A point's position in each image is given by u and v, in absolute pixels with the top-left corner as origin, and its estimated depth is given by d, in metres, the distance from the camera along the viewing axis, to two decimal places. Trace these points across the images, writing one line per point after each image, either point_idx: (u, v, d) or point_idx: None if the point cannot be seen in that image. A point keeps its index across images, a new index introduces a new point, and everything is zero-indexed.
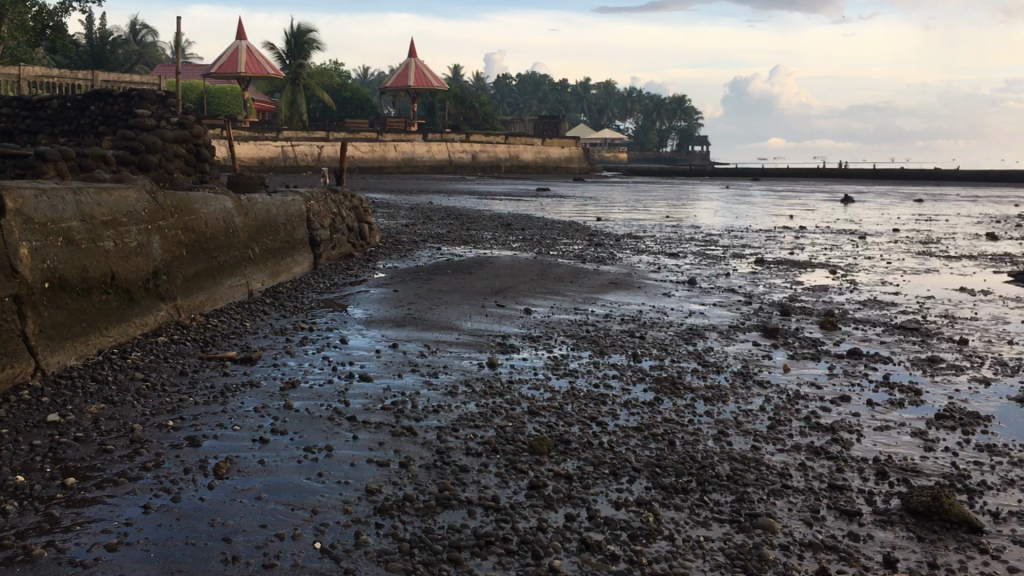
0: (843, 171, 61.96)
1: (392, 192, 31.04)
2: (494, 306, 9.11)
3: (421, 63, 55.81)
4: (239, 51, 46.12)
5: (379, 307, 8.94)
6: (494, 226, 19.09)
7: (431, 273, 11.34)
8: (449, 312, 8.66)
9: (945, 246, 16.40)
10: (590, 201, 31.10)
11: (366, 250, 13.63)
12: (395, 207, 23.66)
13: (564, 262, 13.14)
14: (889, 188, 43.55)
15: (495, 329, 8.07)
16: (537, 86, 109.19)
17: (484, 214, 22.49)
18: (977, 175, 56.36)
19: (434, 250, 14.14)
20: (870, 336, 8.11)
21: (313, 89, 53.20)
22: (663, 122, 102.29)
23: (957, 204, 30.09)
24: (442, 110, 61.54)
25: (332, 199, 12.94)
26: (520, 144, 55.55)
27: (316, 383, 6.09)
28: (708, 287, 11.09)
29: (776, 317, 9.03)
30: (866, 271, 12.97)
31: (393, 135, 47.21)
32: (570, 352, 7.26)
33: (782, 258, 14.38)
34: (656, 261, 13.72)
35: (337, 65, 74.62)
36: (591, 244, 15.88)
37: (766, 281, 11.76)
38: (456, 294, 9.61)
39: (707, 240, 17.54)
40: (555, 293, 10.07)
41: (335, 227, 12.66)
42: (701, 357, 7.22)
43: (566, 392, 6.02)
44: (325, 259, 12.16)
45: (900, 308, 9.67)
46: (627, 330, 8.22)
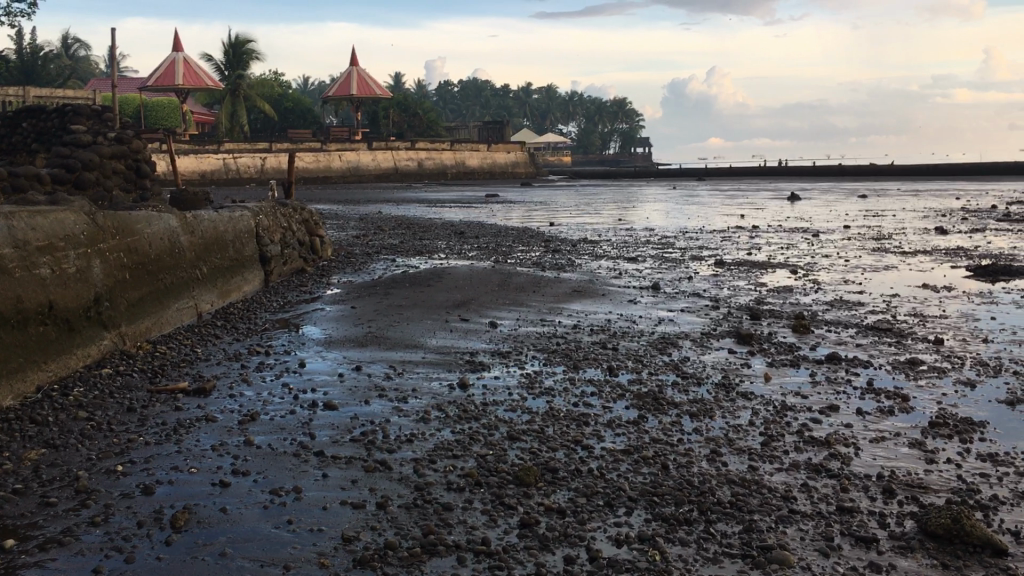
0: (786, 168, 62.74)
1: (339, 203, 30.44)
2: (458, 320, 8.75)
3: (363, 71, 55.14)
4: (175, 62, 45.02)
5: (338, 326, 8.52)
6: (447, 235, 18.70)
7: (388, 287, 10.93)
8: (413, 329, 8.28)
9: (899, 242, 16.46)
10: (541, 206, 30.87)
11: (318, 264, 13.17)
12: (344, 217, 23.14)
13: (523, 270, 12.82)
14: (832, 184, 44.08)
15: (461, 345, 7.71)
16: (481, 91, 108.95)
17: (435, 223, 22.09)
18: (916, 169, 57.45)
19: (388, 262, 13.73)
20: (846, 339, 7.93)
21: (253, 100, 52.21)
22: (607, 125, 102.80)
23: (902, 198, 30.49)
24: (386, 118, 60.90)
25: (281, 213, 12.46)
26: (466, 150, 55.19)
27: (277, 415, 5.67)
28: (673, 292, 10.86)
29: (747, 322, 8.81)
30: (827, 269, 12.88)
31: (337, 144, 46.51)
32: (543, 368, 6.93)
33: (742, 259, 14.24)
34: (616, 266, 13.48)
35: (277, 74, 73.52)
36: (548, 250, 15.61)
37: (730, 283, 11.57)
38: (418, 309, 9.23)
39: (664, 242, 17.38)
40: (519, 304, 9.75)
41: (285, 242, 12.19)
42: (679, 368, 6.95)
43: (545, 413, 5.69)
44: (276, 275, 11.68)
45: (869, 308, 9.54)
46: (598, 342, 7.92)
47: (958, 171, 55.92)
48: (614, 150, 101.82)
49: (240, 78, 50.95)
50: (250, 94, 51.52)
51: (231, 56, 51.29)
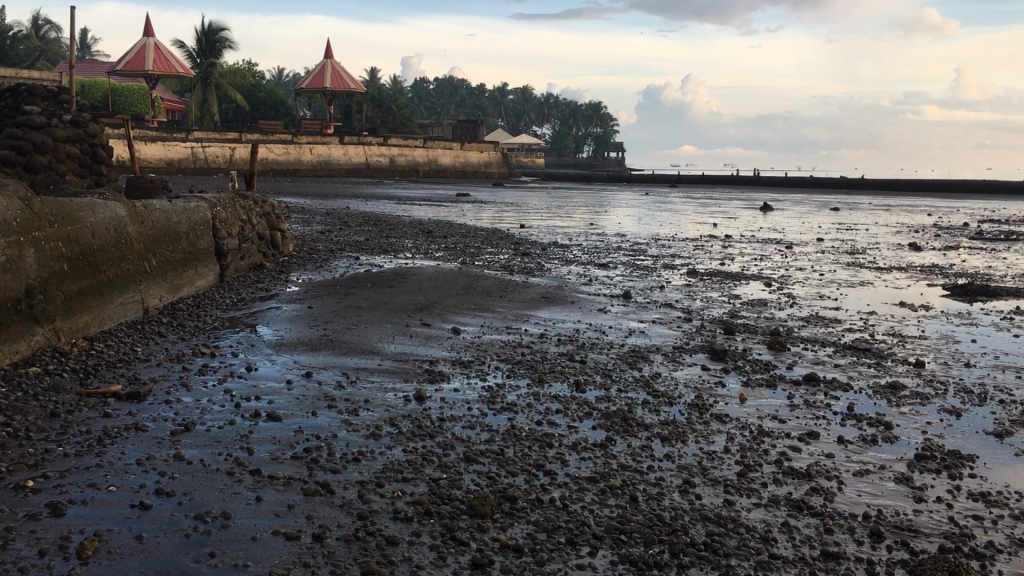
0: (759, 178, 62.95)
1: (307, 196, 29.87)
2: (419, 325, 8.32)
3: (338, 64, 54.43)
4: (147, 47, 44.02)
5: (291, 327, 8.05)
6: (414, 234, 18.24)
7: (349, 286, 10.45)
8: (371, 333, 7.83)
9: (872, 257, 16.26)
10: (512, 207, 30.49)
11: (278, 260, 12.66)
12: (310, 212, 22.62)
13: (490, 273, 12.41)
14: (805, 196, 44.18)
15: (421, 352, 7.28)
16: (456, 90, 108.42)
17: (404, 221, 21.61)
18: (886, 185, 57.92)
19: (351, 260, 13.25)
20: (823, 359, 7.62)
21: (225, 89, 51.32)
22: (581, 129, 102.73)
23: (873, 213, 30.50)
24: (359, 113, 60.22)
25: (241, 205, 11.93)
26: (439, 148, 54.67)
27: (214, 425, 5.21)
28: (644, 302, 10.51)
29: (721, 337, 8.47)
30: (800, 283, 12.61)
31: (308, 137, 45.83)
32: (507, 380, 6.52)
33: (715, 269, 13.94)
34: (586, 272, 13.11)
35: (250, 64, 72.52)
36: (517, 253, 15.22)
37: (703, 295, 11.24)
38: (378, 312, 8.78)
39: (636, 249, 17.07)
40: (484, 309, 9.34)
41: (244, 236, 11.67)
42: (650, 385, 6.58)
43: (505, 432, 5.29)
44: (233, 270, 11.16)
45: (845, 326, 9.26)
46: (565, 353, 7.53)
47: (927, 187, 56.44)
48: (587, 154, 101.77)
49: (212, 66, 50.02)
50: (221, 83, 50.63)
51: (203, 44, 50.31)
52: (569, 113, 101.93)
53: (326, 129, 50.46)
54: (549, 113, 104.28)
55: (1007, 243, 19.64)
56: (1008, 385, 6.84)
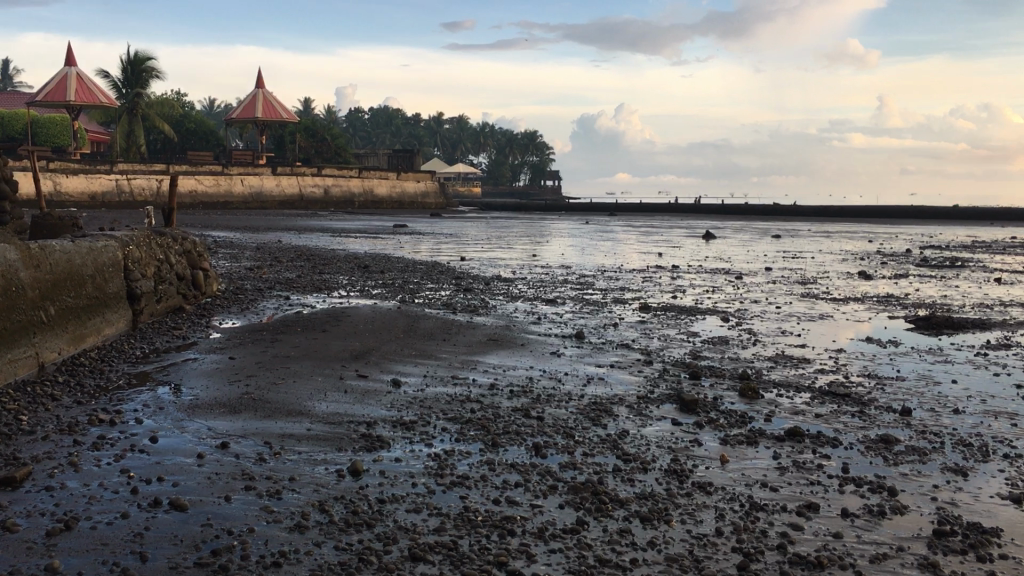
0: (697, 205, 63.25)
1: (237, 230, 28.59)
2: (354, 378, 7.44)
3: (270, 94, 53.22)
4: (69, 77, 42.26)
5: (208, 384, 7.08)
6: (350, 269, 17.27)
7: (278, 332, 9.49)
8: (299, 390, 6.90)
9: (824, 287, 15.88)
10: (450, 239, 29.70)
11: (200, 302, 11.61)
12: (239, 246, 21.47)
13: (431, 313, 11.60)
14: (742, 224, 44.34)
15: (357, 412, 6.38)
16: (391, 120, 107.69)
17: (339, 255, 20.61)
18: (819, 211, 58.63)
19: (281, 300, 12.26)
20: (802, 408, 6.95)
21: (152, 120, 49.65)
22: (517, 157, 102.73)
23: (813, 240, 30.55)
24: (293, 143, 58.99)
25: (157, 243, 10.88)
26: (375, 179, 53.77)
27: (101, 520, 4.25)
28: (599, 343, 9.77)
29: (686, 384, 7.75)
30: (758, 318, 12.06)
31: (239, 168, 44.40)
32: (456, 446, 5.68)
33: (667, 303, 13.31)
34: (534, 309, 12.36)
35: (178, 94, 70.67)
36: (460, 289, 14.42)
37: (659, 333, 10.55)
38: (308, 363, 7.86)
39: (583, 282, 16.41)
40: (426, 356, 8.49)
41: (160, 277, 10.61)
42: (618, 446, 5.80)
43: (458, 517, 4.46)
44: (148, 315, 10.11)
45: (816, 367, 8.67)
46: (520, 408, 6.72)
47: (860, 213, 57.27)
48: (524, 183, 101.59)
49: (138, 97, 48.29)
50: (149, 114, 48.95)
51: (129, 73, 48.59)
52: (505, 143, 101.79)
53: (258, 160, 49.18)
54: (486, 143, 104.14)
55: (953, 270, 19.53)
56: (1006, 435, 6.27)
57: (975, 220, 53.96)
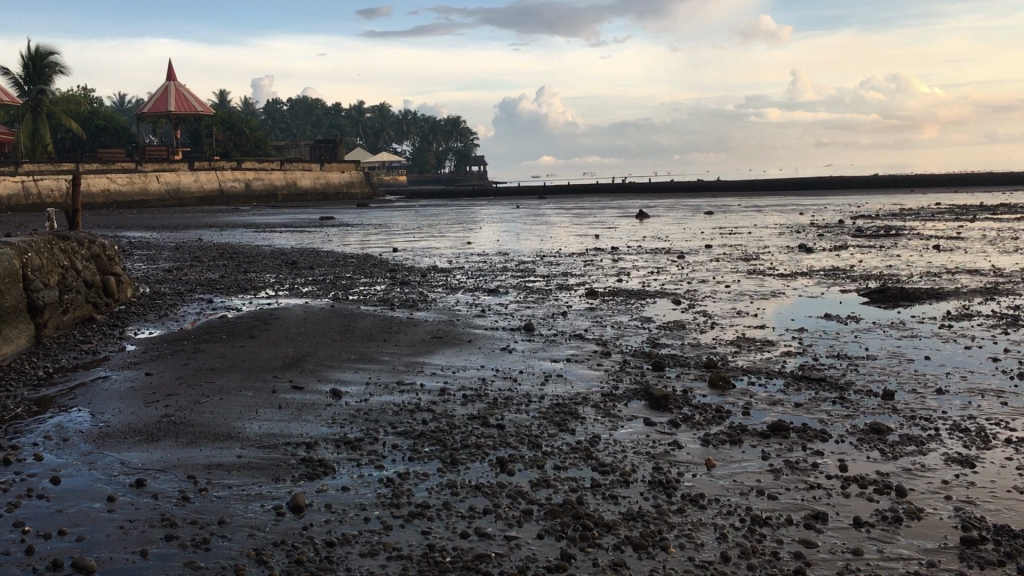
0: (626, 184, 63.23)
1: (153, 229, 27.20)
2: (287, 390, 6.69)
3: (182, 86, 51.19)
4: None
5: (120, 406, 6.21)
6: (276, 266, 16.31)
7: (200, 340, 8.63)
8: (227, 409, 6.10)
9: (769, 263, 15.58)
10: (380, 229, 28.83)
11: (112, 310, 10.60)
12: (156, 247, 20.28)
13: (368, 310, 10.85)
14: (672, 201, 44.26)
15: (293, 431, 5.63)
16: (312, 110, 105.43)
17: (264, 251, 19.58)
18: (744, 185, 59.15)
19: (203, 304, 11.35)
20: (780, 398, 6.44)
21: (58, 117, 47.28)
22: (441, 144, 101.72)
23: (745, 215, 30.55)
24: (209, 136, 57.04)
25: (60, 248, 9.86)
26: (298, 170, 52.30)
27: None
28: (551, 335, 9.17)
29: (651, 378, 7.19)
30: (710, 298, 11.62)
31: (154, 164, 42.56)
32: (411, 467, 4.99)
33: (613, 288, 12.78)
34: (477, 300, 11.71)
35: (86, 90, 67.73)
36: (395, 282, 13.67)
37: (612, 322, 9.99)
38: (236, 375, 7.05)
39: (523, 269, 15.81)
40: (366, 359, 7.77)
41: (65, 285, 9.59)
42: (592, 456, 5.18)
43: (422, 559, 3.78)
44: (53, 327, 9.08)
45: (782, 349, 8.22)
46: (477, 416, 6.07)
47: (784, 186, 58.00)
48: (449, 169, 100.49)
49: (41, 94, 45.85)
50: (54, 111, 46.57)
51: (32, 70, 45.93)
52: (428, 129, 100.47)
53: (174, 155, 47.30)
54: (410, 130, 102.79)
55: (889, 239, 19.48)
56: (999, 416, 5.85)
57: (895, 188, 55.05)
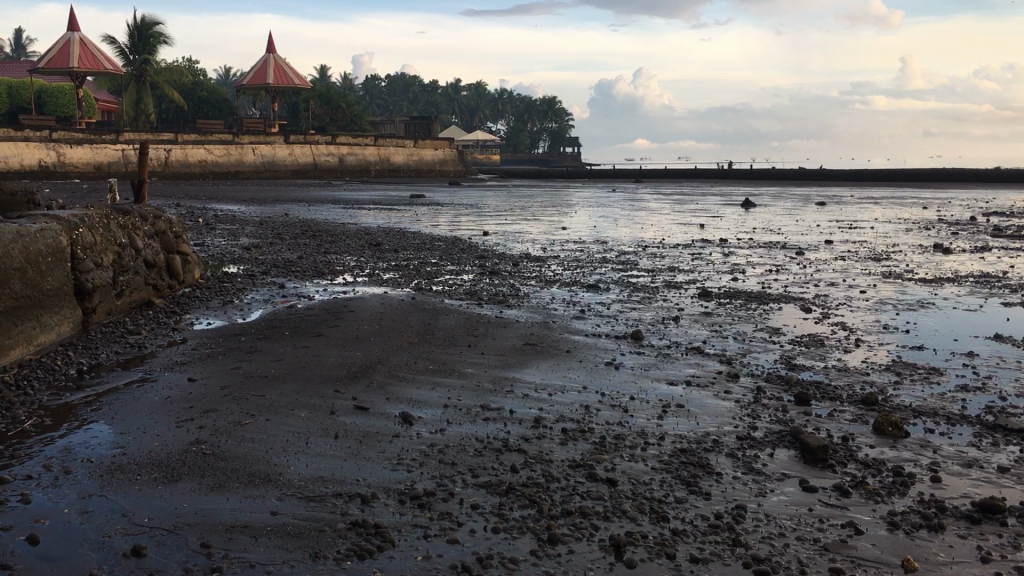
0: (728, 169, 60.54)
1: (244, 203, 26.66)
2: (349, 411, 5.48)
3: (280, 59, 50.99)
4: (72, 42, 39.90)
5: (146, 426, 5.05)
6: (359, 248, 15.27)
7: (259, 337, 7.50)
8: (271, 437, 4.91)
9: (905, 266, 13.80)
10: (470, 210, 27.65)
11: (175, 293, 9.59)
12: (240, 222, 19.50)
13: (452, 305, 9.62)
14: (779, 189, 42.01)
15: (350, 476, 4.41)
16: (409, 87, 105.24)
17: (348, 230, 18.61)
18: (854, 174, 55.96)
19: (274, 290, 10.29)
20: (976, 462, 4.96)
21: (161, 87, 47.60)
22: (535, 124, 100.19)
23: (861, 208, 28.35)
24: (306, 110, 56.90)
25: (119, 224, 8.86)
26: (391, 146, 51.70)
27: None
28: (664, 347, 7.77)
29: (796, 417, 5.75)
30: (847, 308, 10.02)
31: (250, 137, 42.48)
32: (496, 544, 3.72)
33: (729, 288, 11.26)
34: (574, 297, 10.38)
35: (190, 62, 68.66)
36: (486, 271, 12.44)
37: (734, 332, 8.54)
38: (290, 388, 5.86)
39: (625, 260, 14.39)
40: (446, 371, 6.53)
41: (121, 264, 8.58)
42: (740, 542, 3.82)
43: None
44: (104, 312, 8.05)
45: (957, 382, 6.68)
46: (581, 462, 4.75)
47: (898, 177, 54.62)
48: (543, 149, 98.78)
49: (145, 64, 46.13)
50: (157, 81, 46.87)
51: (137, 39, 46.18)
52: (523, 108, 98.96)
53: (270, 128, 47.23)
54: (505, 109, 101.50)
55: None
56: None
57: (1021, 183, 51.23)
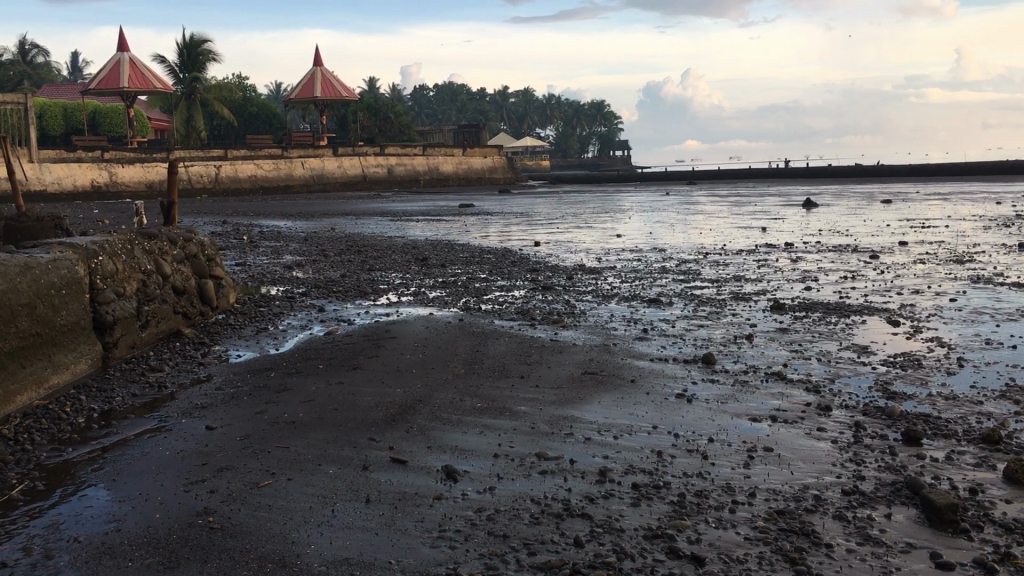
0: (782, 168, 58.92)
1: (291, 218, 26.30)
2: (384, 465, 4.73)
3: (328, 72, 50.90)
4: (122, 63, 40.12)
5: (149, 491, 4.37)
6: (404, 263, 14.62)
7: (291, 371, 6.82)
8: (292, 505, 4.19)
9: (994, 269, 12.67)
10: (520, 219, 26.93)
11: (206, 321, 8.99)
12: (285, 239, 19.02)
13: (502, 327, 8.87)
14: (840, 187, 40.47)
15: (379, 558, 3.66)
16: (457, 96, 105.12)
17: (394, 244, 17.99)
18: (914, 170, 54.02)
19: (312, 314, 9.65)
20: None
21: (211, 104, 47.80)
22: (584, 128, 99.10)
23: (932, 205, 26.92)
24: (354, 122, 56.78)
25: (144, 250, 8.28)
26: (440, 155, 51.22)
27: None
28: (740, 373, 6.90)
29: (908, 463, 4.86)
30: (939, 320, 9.02)
31: (299, 151, 42.36)
32: None
33: (803, 299, 10.34)
34: (635, 314, 9.55)
35: (240, 79, 69.22)
36: (537, 287, 11.67)
37: (817, 353, 7.63)
38: (318, 437, 5.15)
39: (685, 269, 13.52)
40: (497, 411, 5.77)
41: (146, 293, 7.98)
42: None
43: None
44: (128, 346, 7.45)
45: None
46: (658, 532, 3.93)
47: (960, 170, 52.60)
48: (592, 153, 97.75)
49: (195, 81, 46.32)
50: (207, 99, 47.05)
51: (186, 57, 46.39)
52: (572, 113, 98.03)
53: (319, 141, 47.14)
54: (554, 114, 100.65)
55: None
56: None
57: None
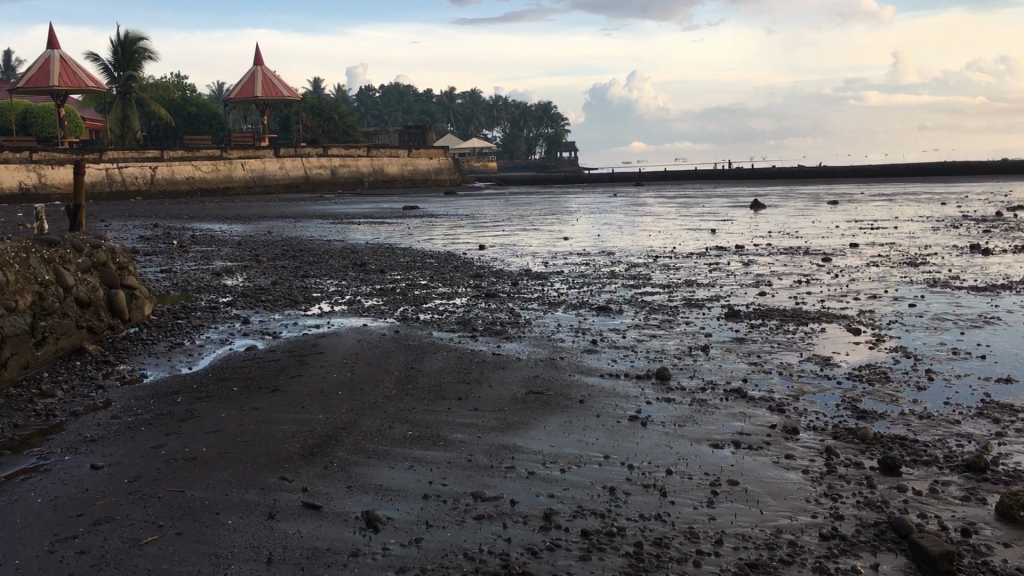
0: (728, 169, 59.12)
1: (227, 221, 25.28)
2: (294, 513, 4.05)
3: (269, 71, 49.65)
4: (51, 59, 38.50)
5: (5, 553, 3.64)
6: (342, 268, 13.87)
7: (201, 395, 6.09)
8: (177, 569, 3.49)
9: (950, 272, 12.37)
10: (466, 221, 26.26)
11: (115, 336, 8.18)
12: (218, 242, 18.11)
13: (441, 339, 8.20)
14: (786, 188, 40.58)
15: None
16: (403, 97, 104.01)
17: (333, 248, 17.22)
18: (856, 172, 54.59)
19: (235, 326, 8.87)
20: None
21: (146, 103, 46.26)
22: (531, 129, 98.71)
23: (878, 206, 26.89)
24: (296, 122, 55.55)
25: (40, 259, 7.45)
26: (385, 157, 50.25)
27: None
28: (698, 391, 6.34)
29: (890, 497, 4.33)
30: (902, 327, 8.58)
31: (239, 151, 41.15)
32: None
33: (758, 306, 9.86)
34: (583, 323, 8.97)
35: (179, 78, 67.41)
36: (480, 294, 11.03)
37: (778, 365, 7.12)
38: (221, 478, 4.46)
39: (635, 273, 12.99)
40: (430, 441, 5.11)
41: (41, 306, 7.16)
42: None
43: None
44: (18, 367, 6.63)
45: None
46: None
47: (900, 172, 53.29)
48: (540, 155, 97.43)
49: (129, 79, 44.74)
50: (142, 97, 45.53)
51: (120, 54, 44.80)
52: (519, 114, 97.59)
53: (259, 142, 45.94)
54: (501, 116, 100.12)
55: None
56: None
57: None
